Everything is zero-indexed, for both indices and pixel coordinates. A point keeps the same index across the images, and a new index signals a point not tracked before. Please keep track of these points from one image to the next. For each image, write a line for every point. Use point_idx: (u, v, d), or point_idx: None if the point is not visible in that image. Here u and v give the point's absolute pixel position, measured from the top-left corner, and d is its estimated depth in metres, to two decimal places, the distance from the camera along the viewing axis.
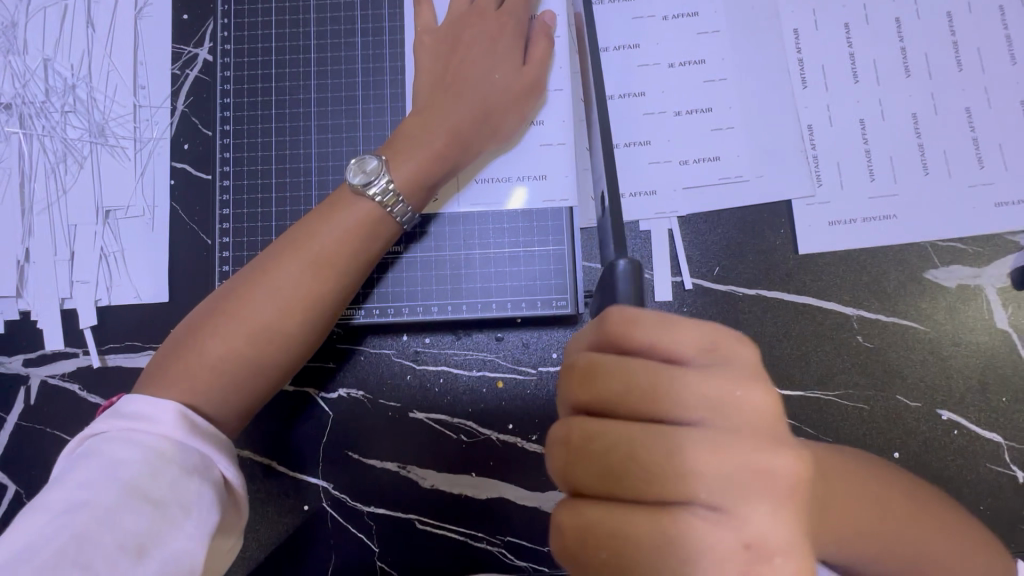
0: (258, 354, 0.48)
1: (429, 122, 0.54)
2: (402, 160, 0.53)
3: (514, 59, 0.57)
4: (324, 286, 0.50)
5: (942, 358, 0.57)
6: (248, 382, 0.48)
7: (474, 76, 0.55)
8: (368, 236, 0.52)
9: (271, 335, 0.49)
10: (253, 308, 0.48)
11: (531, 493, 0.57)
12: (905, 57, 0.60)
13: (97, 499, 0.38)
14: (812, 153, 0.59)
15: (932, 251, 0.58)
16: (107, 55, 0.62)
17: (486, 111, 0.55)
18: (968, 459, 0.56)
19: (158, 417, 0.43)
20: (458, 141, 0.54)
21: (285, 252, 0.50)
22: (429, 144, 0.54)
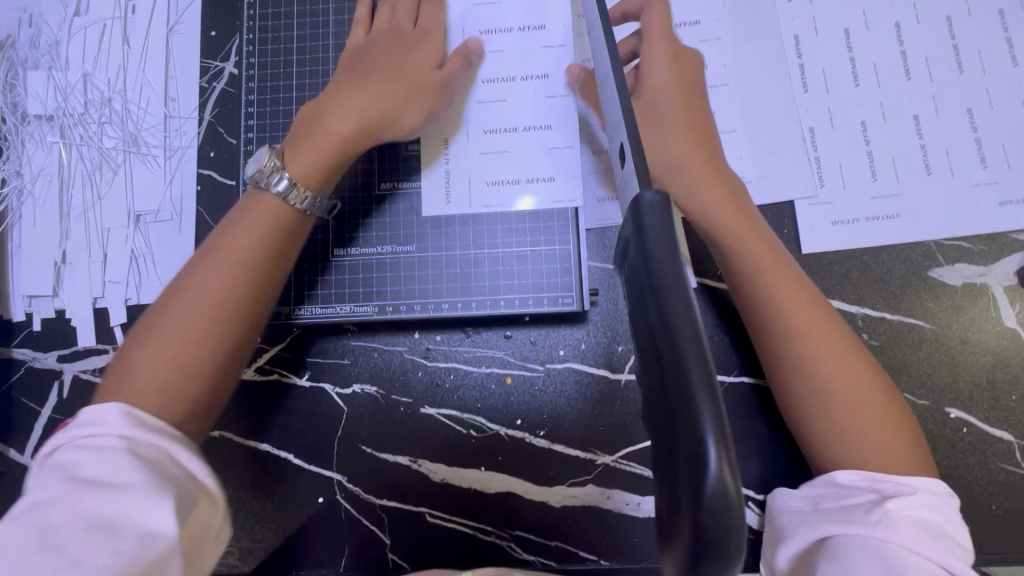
0: (187, 359, 0.48)
1: (346, 110, 0.56)
2: (297, 150, 0.55)
3: (428, 60, 0.59)
4: (256, 276, 0.51)
5: (950, 356, 0.57)
6: (201, 373, 0.48)
7: (403, 72, 0.57)
8: (266, 232, 0.52)
9: (220, 325, 0.49)
10: (194, 303, 0.49)
11: (539, 488, 0.58)
12: (906, 60, 0.61)
13: (57, 493, 0.39)
14: (814, 155, 0.60)
15: (937, 251, 0.58)
16: (142, 70, 0.66)
17: (388, 99, 0.56)
18: (978, 457, 0.56)
19: (105, 419, 0.43)
20: (348, 131, 0.55)
21: (197, 264, 0.51)
22: (323, 137, 0.55)
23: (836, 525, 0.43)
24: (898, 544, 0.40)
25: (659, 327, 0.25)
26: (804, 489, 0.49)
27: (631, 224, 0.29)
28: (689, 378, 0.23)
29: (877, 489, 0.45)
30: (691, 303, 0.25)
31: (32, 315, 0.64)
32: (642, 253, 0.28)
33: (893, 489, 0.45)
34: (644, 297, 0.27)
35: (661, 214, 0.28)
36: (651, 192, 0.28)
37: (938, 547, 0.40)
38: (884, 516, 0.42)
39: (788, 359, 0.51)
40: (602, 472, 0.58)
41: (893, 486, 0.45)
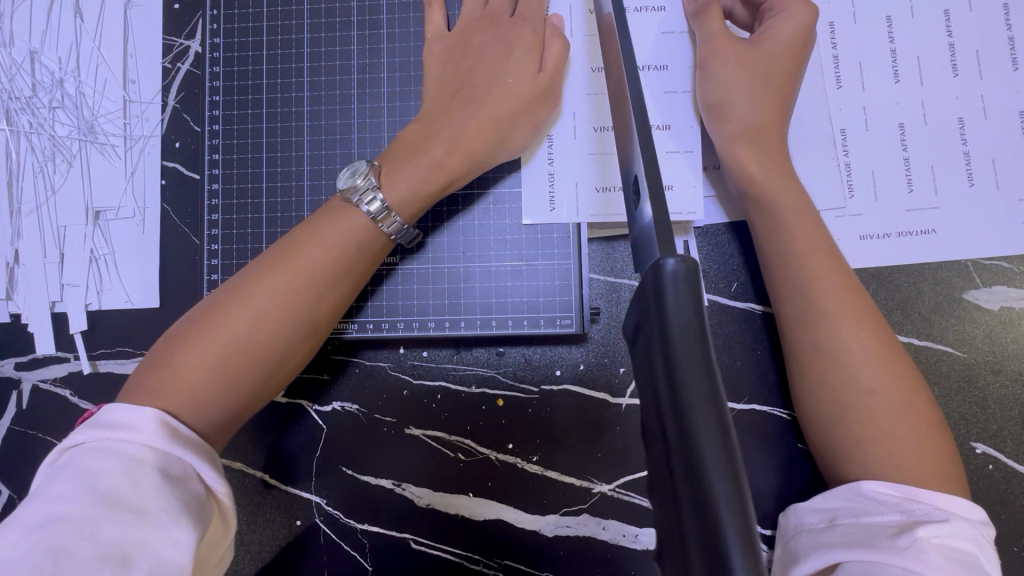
0: (235, 367, 0.45)
1: (428, 131, 0.51)
2: (393, 171, 0.50)
3: (526, 65, 0.52)
4: (311, 296, 0.47)
5: (980, 386, 0.53)
6: (231, 391, 0.45)
7: (486, 83, 0.52)
8: (355, 249, 0.49)
9: (257, 341, 0.46)
10: (236, 315, 0.46)
11: (532, 516, 0.55)
12: (954, 54, 0.54)
13: (75, 511, 0.35)
14: (844, 161, 0.54)
15: (973, 270, 0.53)
16: (96, 47, 0.59)
17: (498, 119, 0.51)
18: (1004, 496, 0.52)
19: (138, 425, 0.40)
20: (445, 150, 0.50)
21: (273, 263, 0.48)
22: (424, 156, 0.50)
23: (850, 552, 0.40)
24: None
25: (678, 450, 0.20)
26: (818, 502, 0.45)
27: (648, 298, 0.23)
28: (718, 516, 0.19)
29: (906, 511, 0.41)
30: (715, 386, 0.20)
31: None
32: (662, 346, 0.22)
33: (924, 513, 0.40)
34: (657, 391, 0.22)
35: (688, 292, 0.22)
36: (675, 260, 0.22)
37: None
38: (912, 543, 0.38)
39: (828, 350, 0.46)
40: (599, 501, 0.54)
41: (925, 509, 0.41)
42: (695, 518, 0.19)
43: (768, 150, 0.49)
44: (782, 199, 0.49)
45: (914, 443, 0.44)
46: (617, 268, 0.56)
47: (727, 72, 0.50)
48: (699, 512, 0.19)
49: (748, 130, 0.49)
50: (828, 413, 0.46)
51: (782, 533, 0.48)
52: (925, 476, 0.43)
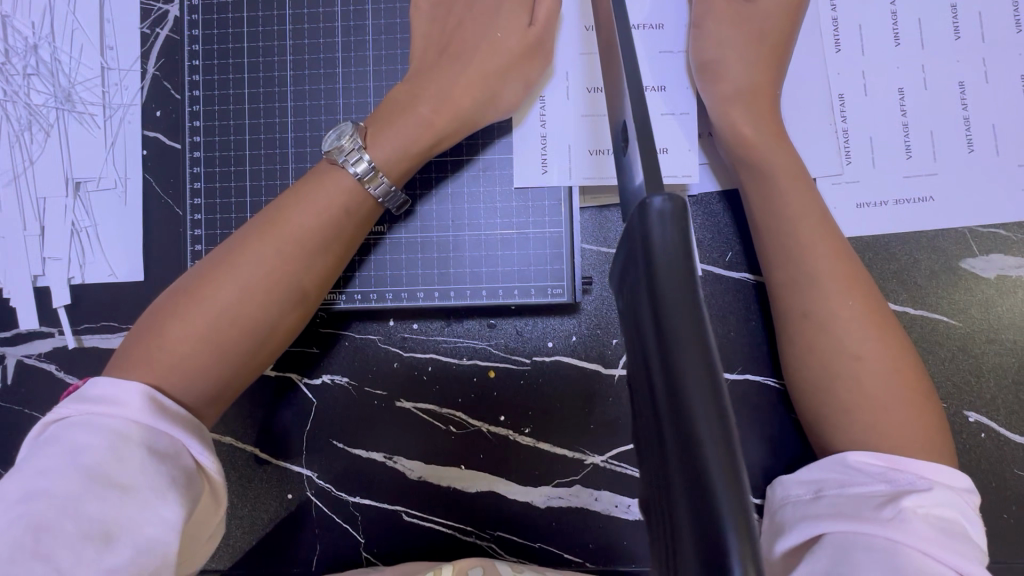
0: (224, 337, 0.44)
1: (416, 89, 0.50)
2: (381, 129, 0.49)
3: (516, 20, 0.50)
4: (300, 264, 0.46)
5: (973, 354, 0.52)
6: (221, 362, 0.44)
7: (473, 39, 0.51)
8: (344, 215, 0.47)
9: (246, 310, 0.44)
10: (224, 285, 0.44)
11: (524, 488, 0.55)
12: (956, 16, 0.53)
13: (58, 487, 0.34)
14: (841, 127, 0.53)
15: (970, 238, 0.52)
16: (71, 12, 0.57)
17: (487, 76, 0.50)
18: (996, 464, 0.52)
19: (124, 400, 0.39)
20: (433, 109, 0.49)
21: (260, 232, 0.46)
22: (412, 115, 0.49)
23: (837, 525, 0.39)
24: (911, 546, 0.36)
25: (663, 390, 0.20)
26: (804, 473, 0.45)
27: (634, 240, 0.22)
28: (706, 465, 0.18)
29: (891, 480, 0.41)
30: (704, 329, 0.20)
31: None
32: (647, 287, 0.21)
33: (908, 483, 0.40)
34: (644, 334, 0.21)
35: (675, 231, 0.21)
36: (661, 199, 0.21)
37: (953, 550, 0.36)
38: (898, 513, 0.38)
39: (819, 315, 0.46)
40: (591, 472, 0.54)
41: (910, 479, 0.40)
42: (682, 454, 0.19)
43: (764, 111, 0.48)
44: (776, 161, 0.48)
45: (903, 405, 0.44)
46: (608, 238, 0.55)
47: (724, 29, 0.49)
48: (684, 448, 0.18)
49: (743, 90, 0.48)
50: (820, 378, 0.46)
51: (766, 504, 0.47)
52: (911, 441, 0.43)
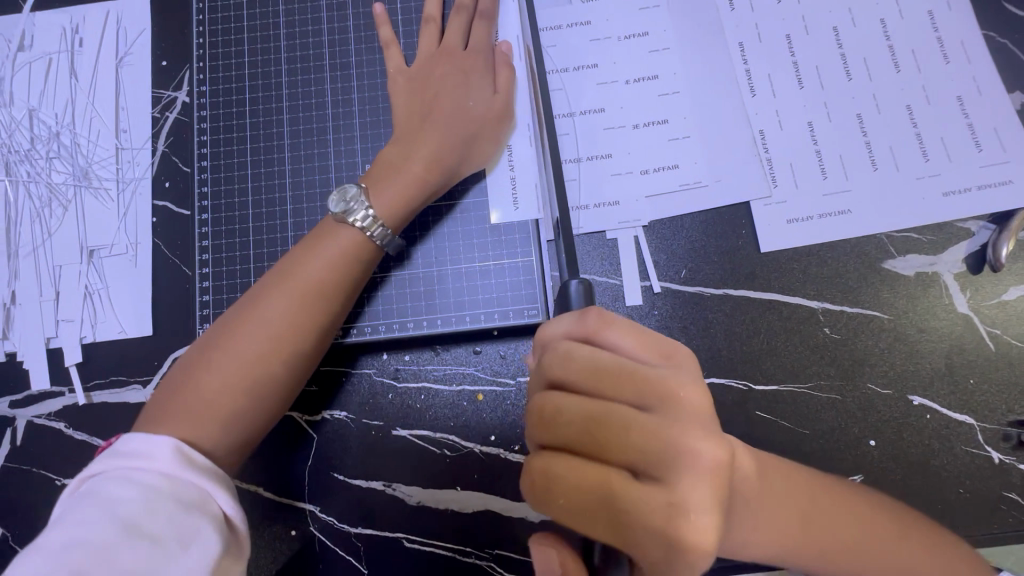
0: (254, 383, 0.49)
1: (407, 151, 0.57)
2: (380, 186, 0.56)
3: (483, 91, 0.60)
4: (315, 310, 0.52)
5: (908, 344, 0.59)
6: (253, 405, 0.49)
7: (449, 107, 0.58)
8: (352, 262, 0.54)
9: (272, 357, 0.50)
10: (248, 337, 0.49)
11: (518, 504, 0.58)
12: (846, 62, 0.63)
13: (95, 537, 0.37)
14: (766, 156, 0.62)
15: (888, 242, 0.60)
16: (90, 103, 0.65)
17: (462, 134, 0.58)
18: (942, 442, 0.57)
19: (156, 452, 0.43)
20: (429, 166, 0.57)
21: (274, 284, 0.52)
22: (407, 172, 0.56)
23: None
24: None
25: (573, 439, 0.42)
26: None
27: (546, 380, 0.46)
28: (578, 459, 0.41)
29: None
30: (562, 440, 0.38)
31: None
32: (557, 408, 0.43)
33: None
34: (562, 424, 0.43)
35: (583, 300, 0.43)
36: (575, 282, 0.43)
37: None
38: None
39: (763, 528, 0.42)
40: None
41: None
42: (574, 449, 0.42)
43: None
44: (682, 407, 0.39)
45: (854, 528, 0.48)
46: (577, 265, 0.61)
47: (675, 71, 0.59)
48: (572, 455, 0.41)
49: None
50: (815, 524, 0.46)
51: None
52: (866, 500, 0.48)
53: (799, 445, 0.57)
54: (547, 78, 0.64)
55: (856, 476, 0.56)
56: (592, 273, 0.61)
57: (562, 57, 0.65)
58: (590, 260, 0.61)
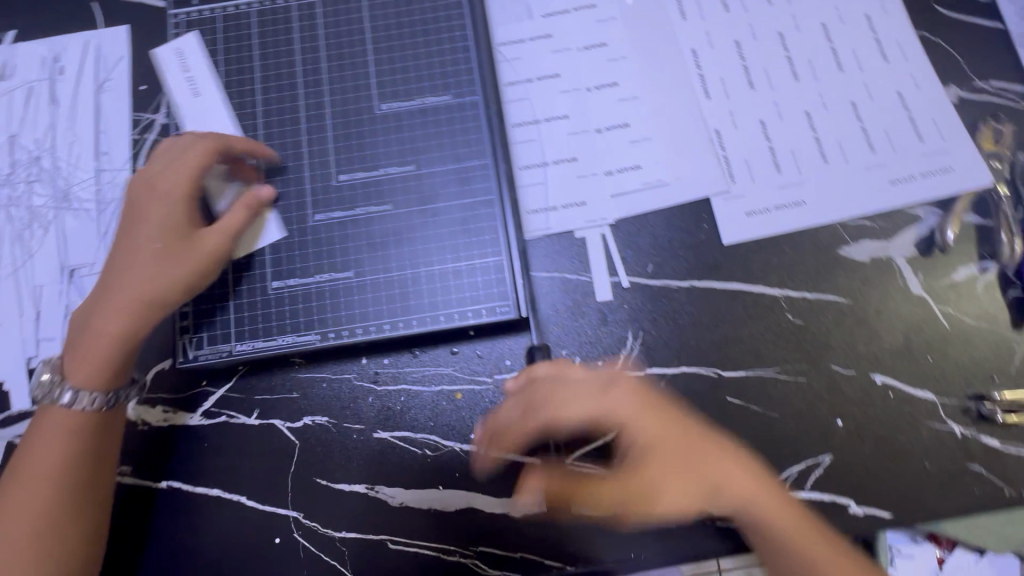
0: (42, 513, 0.52)
1: (94, 325, 0.56)
2: (73, 369, 0.55)
3: (189, 225, 0.58)
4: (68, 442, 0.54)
5: (868, 327, 0.61)
6: (42, 532, 0.52)
7: (122, 260, 0.57)
8: (105, 369, 0.55)
9: (50, 480, 0.53)
10: (36, 463, 0.53)
11: (500, 500, 0.59)
12: (792, 64, 0.67)
13: None
14: (723, 154, 0.65)
15: (843, 230, 0.63)
16: (70, 127, 0.67)
17: (200, 267, 0.57)
18: (906, 419, 0.59)
19: None
20: (172, 288, 0.56)
21: (42, 417, 0.55)
22: (95, 354, 0.55)
23: None
24: None
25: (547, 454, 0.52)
26: None
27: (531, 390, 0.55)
28: None
29: None
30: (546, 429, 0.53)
31: None
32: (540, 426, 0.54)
33: None
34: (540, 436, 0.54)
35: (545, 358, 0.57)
36: (536, 350, 0.57)
37: None
38: None
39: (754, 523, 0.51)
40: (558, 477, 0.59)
41: None
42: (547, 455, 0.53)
43: None
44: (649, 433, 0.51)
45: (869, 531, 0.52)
46: (548, 264, 0.63)
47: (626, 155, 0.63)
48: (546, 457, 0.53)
49: None
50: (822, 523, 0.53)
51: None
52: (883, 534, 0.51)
53: (770, 428, 0.59)
54: (512, 88, 0.67)
55: (825, 456, 0.58)
56: (563, 271, 0.63)
57: (525, 68, 0.68)
58: (560, 259, 0.63)
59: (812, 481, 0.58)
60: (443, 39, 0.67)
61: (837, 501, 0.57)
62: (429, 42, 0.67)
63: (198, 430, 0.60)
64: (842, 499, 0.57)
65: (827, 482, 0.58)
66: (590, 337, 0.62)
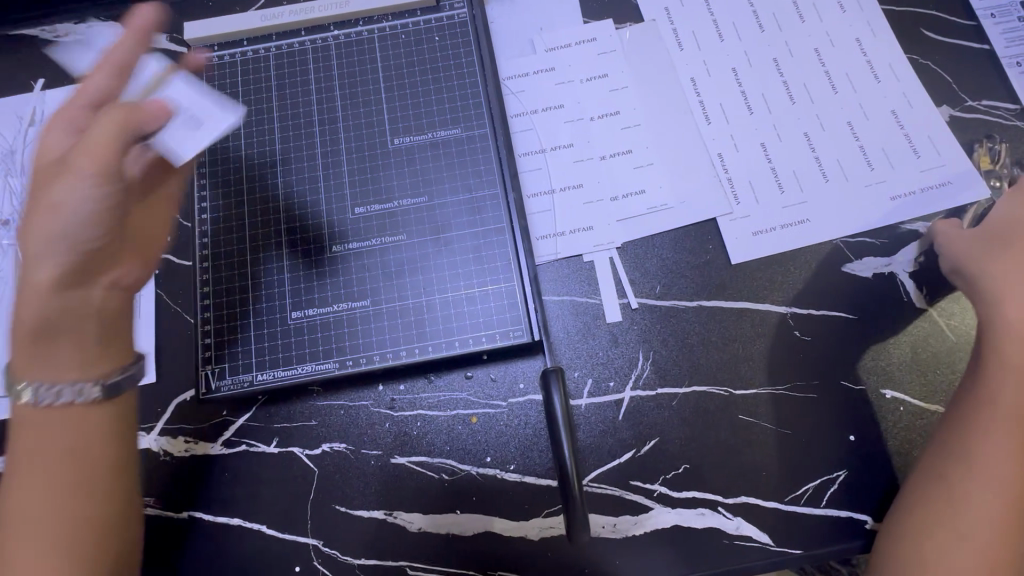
0: (89, 519, 0.46)
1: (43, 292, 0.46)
2: (39, 369, 0.47)
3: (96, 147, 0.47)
4: (113, 439, 0.49)
5: (876, 342, 0.62)
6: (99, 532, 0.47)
7: (42, 225, 0.47)
8: (82, 352, 0.47)
9: (95, 488, 0.47)
10: (52, 471, 0.46)
11: (517, 523, 0.59)
12: (788, 88, 0.70)
13: None
14: (725, 176, 0.67)
15: (845, 247, 0.64)
16: None
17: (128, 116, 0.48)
18: (919, 433, 0.59)
19: None
20: (98, 220, 0.48)
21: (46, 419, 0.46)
22: (71, 336, 0.47)
23: None
24: None
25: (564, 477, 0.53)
26: None
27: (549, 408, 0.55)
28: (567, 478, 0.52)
29: None
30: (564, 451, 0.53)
31: None
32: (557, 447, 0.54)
33: None
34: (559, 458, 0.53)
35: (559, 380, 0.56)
36: (552, 371, 0.56)
37: None
38: None
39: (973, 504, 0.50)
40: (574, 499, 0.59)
41: None
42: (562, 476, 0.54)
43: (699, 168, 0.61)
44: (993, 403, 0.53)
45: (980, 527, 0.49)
46: (558, 288, 0.65)
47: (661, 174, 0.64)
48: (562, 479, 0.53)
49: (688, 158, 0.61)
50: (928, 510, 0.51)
51: None
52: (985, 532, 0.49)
53: (783, 445, 0.59)
54: (519, 120, 0.70)
55: (840, 472, 0.59)
56: (573, 294, 0.65)
57: (530, 100, 0.71)
58: (569, 283, 0.65)
59: (828, 497, 0.58)
60: (452, 75, 0.70)
61: (853, 517, 0.57)
62: (438, 78, 0.70)
63: (220, 460, 0.61)
64: (859, 515, 0.58)
65: (843, 499, 0.58)
66: (602, 358, 0.63)
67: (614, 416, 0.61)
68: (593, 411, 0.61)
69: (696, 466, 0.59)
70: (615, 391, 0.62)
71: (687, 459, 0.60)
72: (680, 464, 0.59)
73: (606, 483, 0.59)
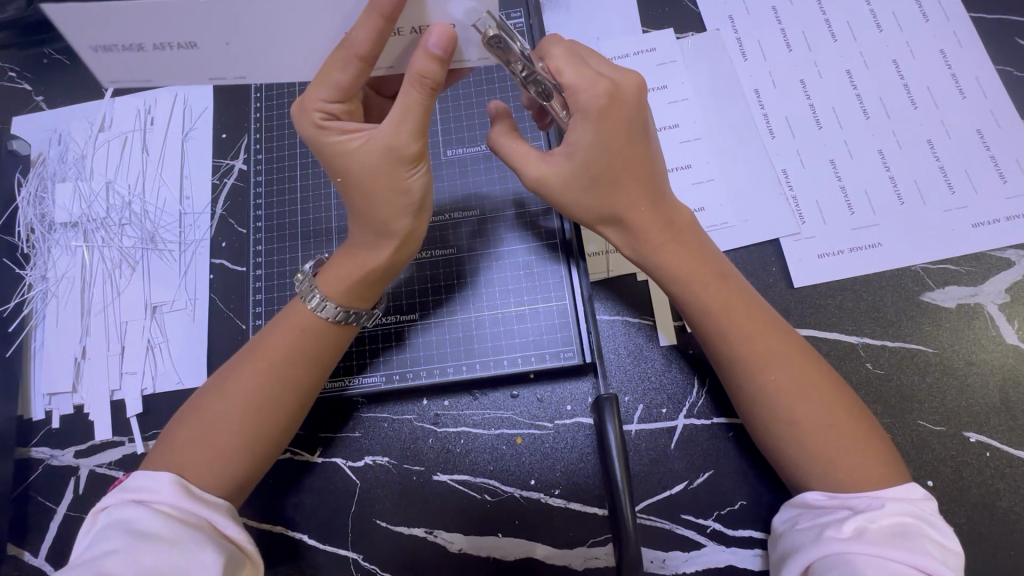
0: (230, 449, 0.49)
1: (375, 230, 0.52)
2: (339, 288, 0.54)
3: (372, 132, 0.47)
4: (302, 373, 0.53)
5: (958, 379, 0.57)
6: (245, 458, 0.50)
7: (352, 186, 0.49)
8: (299, 327, 0.53)
9: (234, 420, 0.50)
10: (214, 408, 0.51)
11: (560, 551, 0.57)
12: (862, 102, 0.65)
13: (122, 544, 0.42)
14: (791, 194, 0.63)
15: (925, 274, 0.60)
16: (159, 173, 0.72)
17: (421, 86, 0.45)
18: (1006, 481, 0.54)
19: (157, 488, 0.46)
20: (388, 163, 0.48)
21: (246, 358, 0.53)
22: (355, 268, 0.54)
23: None
24: None
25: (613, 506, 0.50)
26: None
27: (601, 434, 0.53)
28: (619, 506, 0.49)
29: None
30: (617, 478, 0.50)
31: (51, 413, 0.66)
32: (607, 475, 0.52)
33: None
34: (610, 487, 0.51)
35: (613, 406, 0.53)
36: (606, 398, 0.54)
37: None
38: None
39: None
40: None
41: None
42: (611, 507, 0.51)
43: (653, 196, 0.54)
44: None
45: None
46: (610, 308, 0.63)
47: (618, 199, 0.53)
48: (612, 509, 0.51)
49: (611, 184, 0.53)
50: None
51: None
52: None
53: None
54: None
55: None
56: (624, 314, 0.62)
57: None
58: (621, 302, 0.63)
59: None
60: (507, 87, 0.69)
61: None
62: (492, 89, 0.69)
63: None
64: None
65: None
66: (654, 383, 0.60)
67: (665, 445, 0.58)
68: (644, 438, 0.58)
69: (753, 502, 0.56)
70: (666, 419, 0.59)
71: (743, 495, 0.56)
72: (736, 500, 0.56)
73: (655, 516, 0.57)
